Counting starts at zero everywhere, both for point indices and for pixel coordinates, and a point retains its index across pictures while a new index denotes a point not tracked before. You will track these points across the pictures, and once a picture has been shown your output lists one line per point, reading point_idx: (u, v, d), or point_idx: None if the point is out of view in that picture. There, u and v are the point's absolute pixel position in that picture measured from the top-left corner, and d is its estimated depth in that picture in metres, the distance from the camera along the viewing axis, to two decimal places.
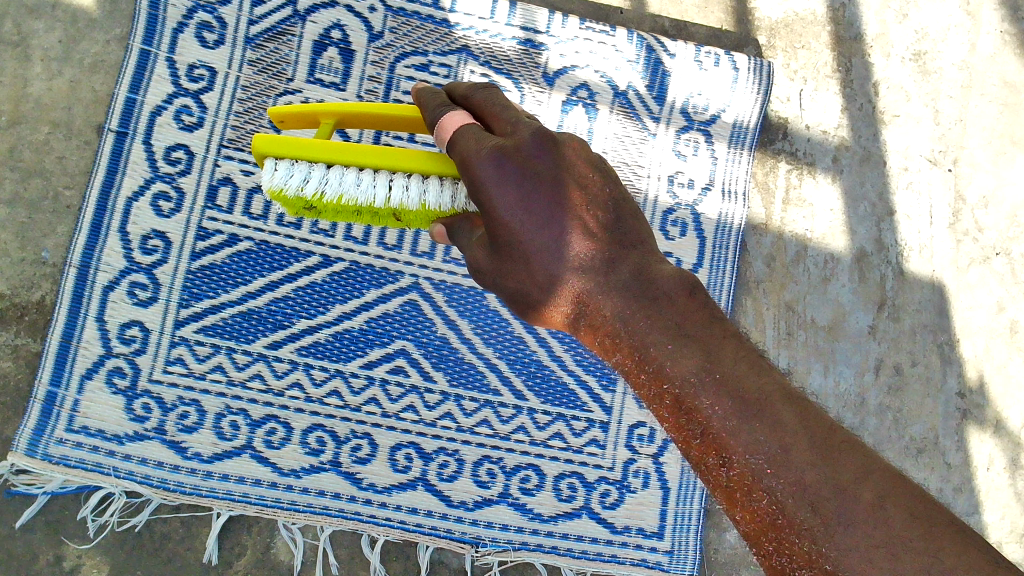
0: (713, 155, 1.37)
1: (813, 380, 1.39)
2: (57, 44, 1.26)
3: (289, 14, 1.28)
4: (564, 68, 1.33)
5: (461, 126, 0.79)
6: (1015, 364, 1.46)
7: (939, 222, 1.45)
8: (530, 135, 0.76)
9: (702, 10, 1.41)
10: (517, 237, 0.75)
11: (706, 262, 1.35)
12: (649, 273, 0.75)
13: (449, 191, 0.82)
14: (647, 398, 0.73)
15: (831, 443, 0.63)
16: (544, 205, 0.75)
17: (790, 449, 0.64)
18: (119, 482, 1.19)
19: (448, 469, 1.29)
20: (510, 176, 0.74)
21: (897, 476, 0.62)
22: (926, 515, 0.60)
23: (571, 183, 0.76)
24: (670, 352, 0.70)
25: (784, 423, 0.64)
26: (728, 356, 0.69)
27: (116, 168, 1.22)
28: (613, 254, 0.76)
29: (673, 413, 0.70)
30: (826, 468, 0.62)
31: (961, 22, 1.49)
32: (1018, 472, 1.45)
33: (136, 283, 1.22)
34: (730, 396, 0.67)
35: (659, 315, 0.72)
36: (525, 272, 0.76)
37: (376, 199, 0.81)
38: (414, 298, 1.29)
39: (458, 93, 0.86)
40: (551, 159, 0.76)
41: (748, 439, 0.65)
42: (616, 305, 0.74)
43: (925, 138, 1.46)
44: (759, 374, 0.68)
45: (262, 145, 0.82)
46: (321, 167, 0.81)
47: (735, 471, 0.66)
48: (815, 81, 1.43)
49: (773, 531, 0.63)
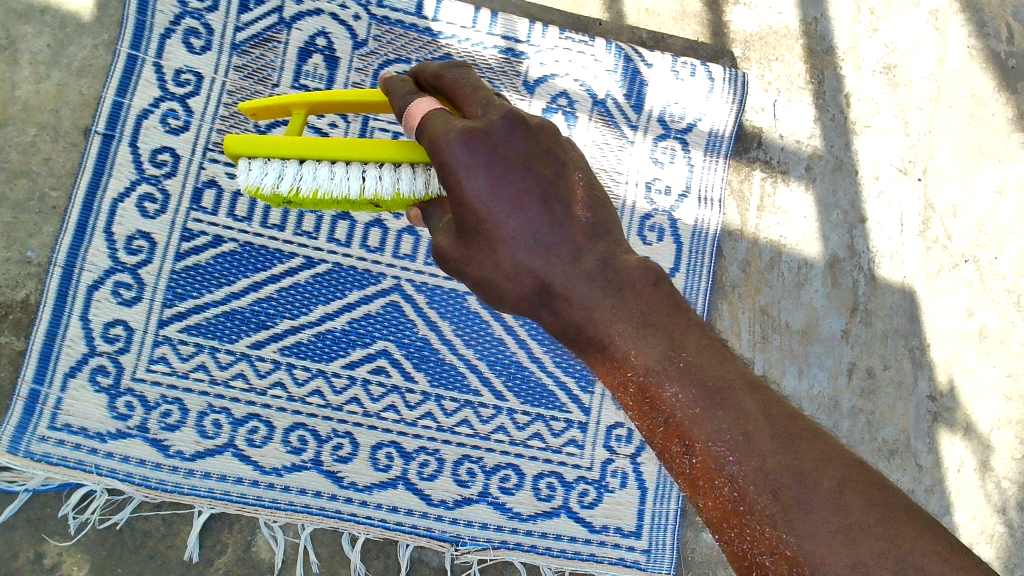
0: (689, 163, 1.40)
1: (787, 383, 1.42)
2: (45, 48, 1.28)
3: (276, 21, 1.30)
4: (545, 76, 1.36)
5: (429, 110, 0.80)
6: (984, 368, 1.50)
7: (910, 230, 1.49)
8: (500, 119, 0.77)
9: (678, 22, 1.45)
10: (484, 224, 0.76)
11: (682, 267, 1.38)
12: (617, 265, 0.77)
13: (421, 178, 0.85)
14: (614, 388, 0.76)
15: (791, 430, 0.65)
16: (512, 191, 0.76)
17: (751, 436, 0.65)
18: (100, 479, 1.20)
19: (428, 468, 1.30)
20: (479, 162, 0.75)
21: (857, 463, 0.64)
22: (884, 501, 0.62)
23: (539, 170, 0.78)
24: (635, 341, 0.73)
25: (744, 409, 0.66)
26: (692, 346, 0.71)
27: (102, 170, 1.23)
28: (580, 244, 0.77)
29: (638, 402, 0.73)
30: (787, 456, 0.64)
31: (929, 37, 1.53)
32: (988, 473, 1.48)
33: (120, 283, 1.23)
34: (693, 385, 0.69)
35: (624, 305, 0.74)
36: (491, 259, 0.77)
37: (351, 190, 0.85)
38: (396, 299, 1.31)
39: (429, 73, 0.87)
40: (521, 144, 0.77)
41: (711, 426, 0.67)
42: (582, 295, 0.76)
43: (895, 149, 1.50)
44: (722, 362, 0.70)
45: (234, 145, 0.84)
46: (294, 164, 0.84)
47: (698, 458, 0.68)
48: (789, 92, 1.47)
49: (735, 518, 0.66)
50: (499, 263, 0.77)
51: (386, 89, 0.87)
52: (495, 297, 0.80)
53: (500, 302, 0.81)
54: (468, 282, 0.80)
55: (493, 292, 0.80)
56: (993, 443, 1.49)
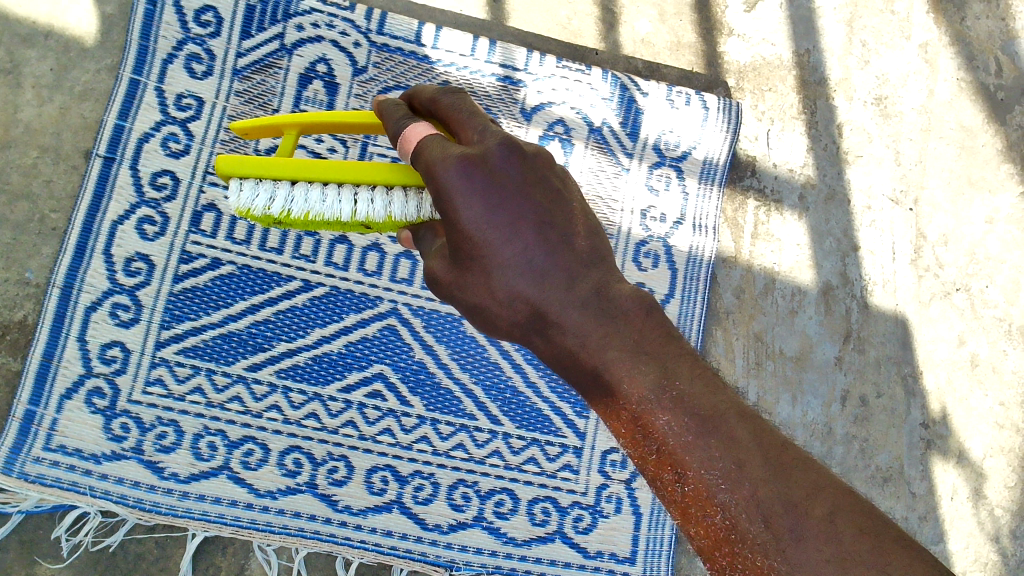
0: (684, 191, 1.42)
1: (781, 409, 1.43)
2: (48, 72, 1.29)
3: (277, 47, 1.32)
4: (542, 104, 1.38)
5: (425, 135, 0.80)
6: (976, 397, 1.51)
7: (902, 258, 1.51)
8: (497, 145, 0.78)
9: (674, 52, 1.48)
10: (480, 250, 0.77)
11: (677, 293, 1.39)
12: (608, 292, 0.78)
13: (414, 202, 0.86)
14: (605, 414, 0.77)
15: (783, 459, 0.67)
16: (508, 219, 0.76)
17: (744, 465, 0.67)
18: (94, 501, 1.20)
19: (423, 492, 1.31)
20: (476, 188, 0.75)
21: (846, 492, 0.66)
22: (875, 529, 0.64)
23: (534, 197, 0.79)
24: (628, 369, 0.74)
25: (738, 438, 0.68)
26: (684, 374, 0.72)
27: (102, 192, 1.24)
28: (574, 271, 0.78)
29: (629, 429, 0.74)
30: (779, 485, 0.66)
31: (919, 69, 1.56)
32: (980, 501, 1.49)
33: (118, 304, 1.24)
34: (686, 413, 0.70)
35: (617, 333, 0.76)
36: (485, 286, 0.78)
37: (342, 213, 0.86)
38: (393, 323, 1.32)
39: (425, 98, 0.88)
40: (518, 170, 0.78)
41: (702, 455, 0.68)
42: (575, 323, 0.77)
43: (887, 179, 1.52)
44: (714, 391, 0.71)
45: (225, 166, 0.85)
46: (285, 185, 0.85)
47: (691, 487, 0.69)
48: (782, 121, 1.49)
49: (727, 546, 0.67)
50: (493, 290, 0.78)
51: (381, 112, 0.88)
52: (487, 322, 0.81)
53: (493, 327, 0.81)
54: (461, 306, 0.81)
55: (485, 318, 0.80)
56: (986, 470, 1.50)
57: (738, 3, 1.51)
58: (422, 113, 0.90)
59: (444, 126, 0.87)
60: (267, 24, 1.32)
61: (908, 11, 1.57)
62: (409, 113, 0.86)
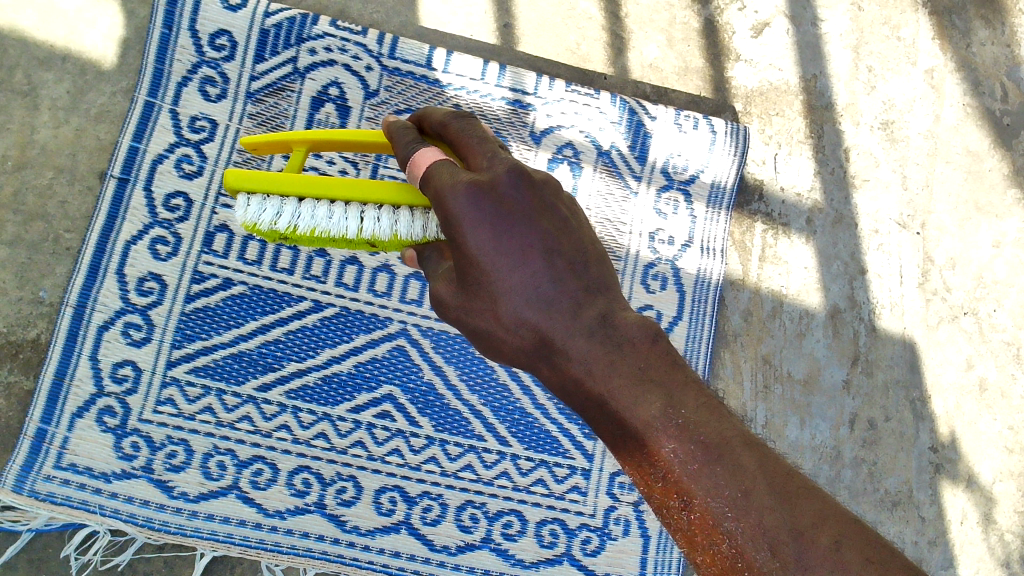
0: (692, 214, 1.43)
1: (790, 432, 1.43)
2: (65, 95, 1.31)
3: (290, 71, 1.33)
4: (551, 128, 1.39)
5: (435, 160, 0.82)
6: (984, 421, 1.51)
7: (909, 282, 1.51)
8: (506, 173, 0.79)
9: (681, 77, 1.49)
10: (486, 276, 0.78)
11: (685, 316, 1.40)
12: (615, 320, 0.78)
13: (420, 221, 0.88)
14: (610, 441, 0.77)
15: (789, 488, 0.67)
16: (515, 246, 0.77)
17: (750, 493, 0.67)
18: (104, 520, 1.20)
19: (431, 513, 1.31)
20: (485, 215, 0.77)
21: (853, 523, 0.66)
22: (882, 560, 0.64)
23: (543, 225, 0.80)
24: (634, 396, 0.74)
25: (744, 466, 0.68)
26: (690, 403, 0.73)
27: (116, 213, 1.25)
28: (581, 299, 0.79)
29: (636, 457, 0.74)
30: (785, 513, 0.66)
31: (926, 94, 1.57)
32: (990, 526, 1.48)
33: (130, 323, 1.25)
34: (692, 441, 0.70)
35: (623, 361, 0.76)
36: (491, 311, 0.79)
37: (348, 230, 0.88)
38: (402, 343, 1.32)
39: (435, 120, 0.89)
40: (526, 198, 0.79)
41: (709, 483, 0.69)
42: (582, 351, 0.77)
43: (894, 203, 1.53)
44: (720, 420, 0.71)
45: (232, 179, 0.86)
46: (293, 202, 0.87)
47: (696, 515, 0.69)
48: (790, 146, 1.50)
49: (733, 575, 0.67)
50: (499, 316, 0.79)
51: (390, 135, 0.90)
52: (492, 348, 0.82)
53: (499, 354, 0.82)
54: (466, 330, 0.82)
55: (492, 343, 0.81)
56: (995, 495, 1.49)
57: (745, 29, 1.52)
58: (431, 135, 0.92)
59: (454, 150, 0.88)
60: (280, 47, 1.33)
61: (914, 36, 1.58)
62: (420, 137, 0.88)
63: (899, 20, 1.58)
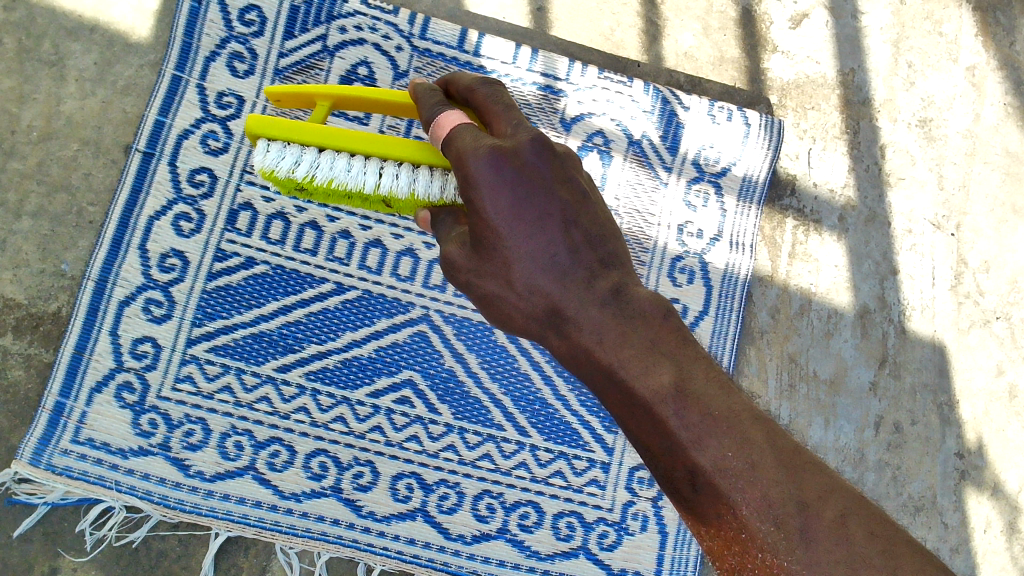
0: (722, 208, 1.40)
1: (814, 433, 1.41)
2: (92, 66, 1.29)
3: (319, 49, 1.31)
4: (582, 115, 1.37)
5: (459, 124, 0.80)
6: (1013, 428, 1.48)
7: (941, 284, 1.48)
8: (530, 140, 0.76)
9: (716, 67, 1.46)
10: (500, 241, 0.75)
11: (711, 311, 1.38)
12: (627, 292, 0.76)
13: (437, 182, 0.86)
14: (618, 413, 0.75)
15: (797, 463, 0.65)
16: (533, 212, 0.75)
17: (758, 466, 0.65)
18: (120, 496, 1.20)
19: (448, 501, 1.30)
20: (506, 180, 0.74)
21: (858, 499, 0.64)
22: (887, 535, 0.62)
23: (562, 194, 0.77)
24: (645, 368, 0.72)
25: (753, 440, 0.65)
26: (701, 377, 0.70)
27: (140, 188, 1.25)
28: (595, 270, 0.77)
29: (644, 428, 0.71)
30: (792, 488, 0.64)
31: (966, 92, 1.53)
32: (1015, 536, 1.46)
33: (151, 299, 1.24)
34: (702, 413, 0.68)
35: (635, 332, 0.74)
36: (504, 278, 0.76)
37: (365, 184, 0.86)
38: (424, 329, 1.31)
39: (463, 84, 0.87)
40: (548, 167, 0.77)
41: (718, 454, 0.66)
42: (593, 320, 0.75)
43: (929, 203, 1.49)
44: (729, 395, 0.69)
45: (254, 126, 0.84)
46: (313, 152, 0.85)
47: (703, 487, 0.67)
48: (824, 141, 1.47)
49: (738, 546, 0.65)
50: (511, 282, 0.77)
51: (415, 97, 0.87)
52: (500, 316, 0.80)
53: (507, 322, 0.80)
54: (475, 297, 0.80)
55: (500, 311, 0.79)
56: (1021, 504, 1.46)
57: (783, 19, 1.49)
58: (457, 100, 0.90)
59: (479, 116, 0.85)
60: (310, 25, 1.31)
61: (957, 32, 1.54)
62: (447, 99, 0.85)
63: (941, 16, 1.54)
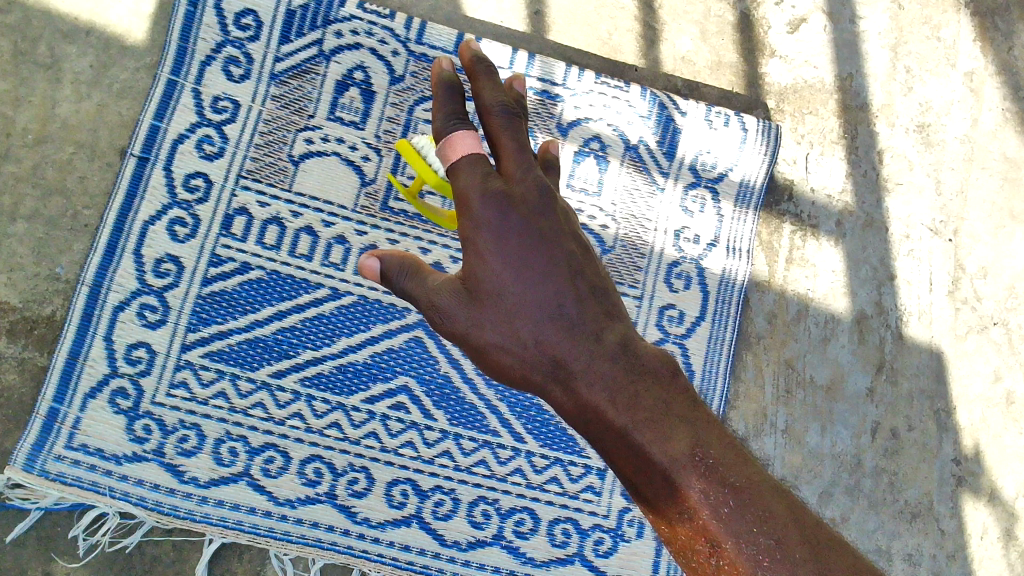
0: (719, 213, 1.40)
1: (811, 438, 1.40)
2: (87, 69, 1.29)
3: (315, 53, 1.31)
4: (579, 120, 1.36)
5: (473, 151, 0.77)
6: (1010, 434, 1.47)
7: (939, 290, 1.47)
8: (537, 187, 0.77)
9: (714, 71, 1.46)
10: (503, 291, 0.76)
11: (708, 317, 1.38)
12: (634, 348, 0.75)
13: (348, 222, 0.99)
14: (624, 475, 0.72)
15: (817, 538, 0.66)
16: (539, 261, 0.76)
17: (784, 542, 0.65)
18: (113, 502, 1.19)
19: (443, 507, 1.29)
20: (512, 228, 0.75)
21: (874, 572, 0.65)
22: None
23: (568, 246, 0.78)
24: (658, 430, 0.70)
25: (773, 513, 0.65)
26: (716, 439, 0.69)
27: (135, 193, 1.24)
28: (601, 323, 0.76)
29: (657, 494, 0.69)
30: (815, 564, 0.64)
31: (964, 98, 1.53)
32: (1011, 542, 1.45)
33: (146, 304, 1.24)
34: (722, 483, 0.66)
35: (646, 390, 0.72)
36: (508, 328, 0.76)
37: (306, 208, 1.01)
38: (419, 335, 1.30)
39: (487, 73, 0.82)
40: (553, 217, 0.78)
41: (742, 528, 0.65)
42: (604, 377, 0.73)
43: (927, 208, 1.48)
44: (748, 464, 0.68)
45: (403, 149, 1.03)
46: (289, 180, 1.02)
47: (724, 561, 0.66)
48: (822, 146, 1.47)
49: None
50: (514, 333, 0.76)
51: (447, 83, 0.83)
52: (497, 369, 0.78)
53: (505, 376, 0.78)
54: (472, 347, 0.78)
55: (500, 365, 0.77)
56: (1017, 511, 1.46)
57: (781, 24, 1.48)
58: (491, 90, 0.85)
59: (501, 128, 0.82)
60: (306, 29, 1.31)
61: (955, 37, 1.54)
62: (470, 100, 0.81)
63: (940, 20, 1.54)
